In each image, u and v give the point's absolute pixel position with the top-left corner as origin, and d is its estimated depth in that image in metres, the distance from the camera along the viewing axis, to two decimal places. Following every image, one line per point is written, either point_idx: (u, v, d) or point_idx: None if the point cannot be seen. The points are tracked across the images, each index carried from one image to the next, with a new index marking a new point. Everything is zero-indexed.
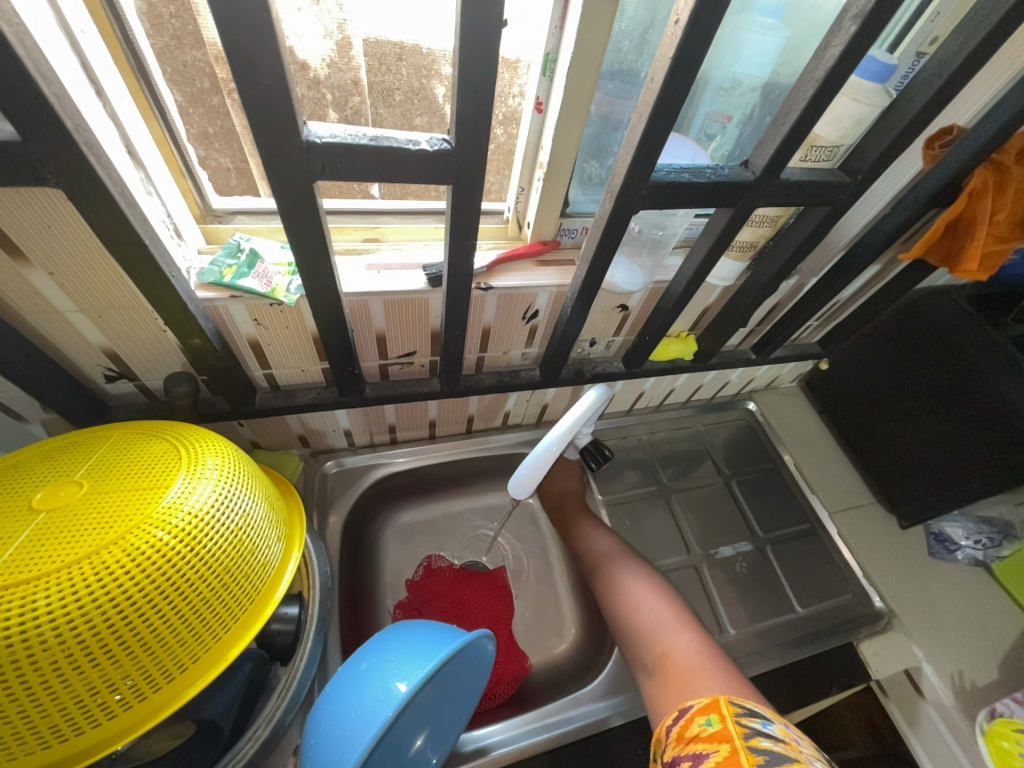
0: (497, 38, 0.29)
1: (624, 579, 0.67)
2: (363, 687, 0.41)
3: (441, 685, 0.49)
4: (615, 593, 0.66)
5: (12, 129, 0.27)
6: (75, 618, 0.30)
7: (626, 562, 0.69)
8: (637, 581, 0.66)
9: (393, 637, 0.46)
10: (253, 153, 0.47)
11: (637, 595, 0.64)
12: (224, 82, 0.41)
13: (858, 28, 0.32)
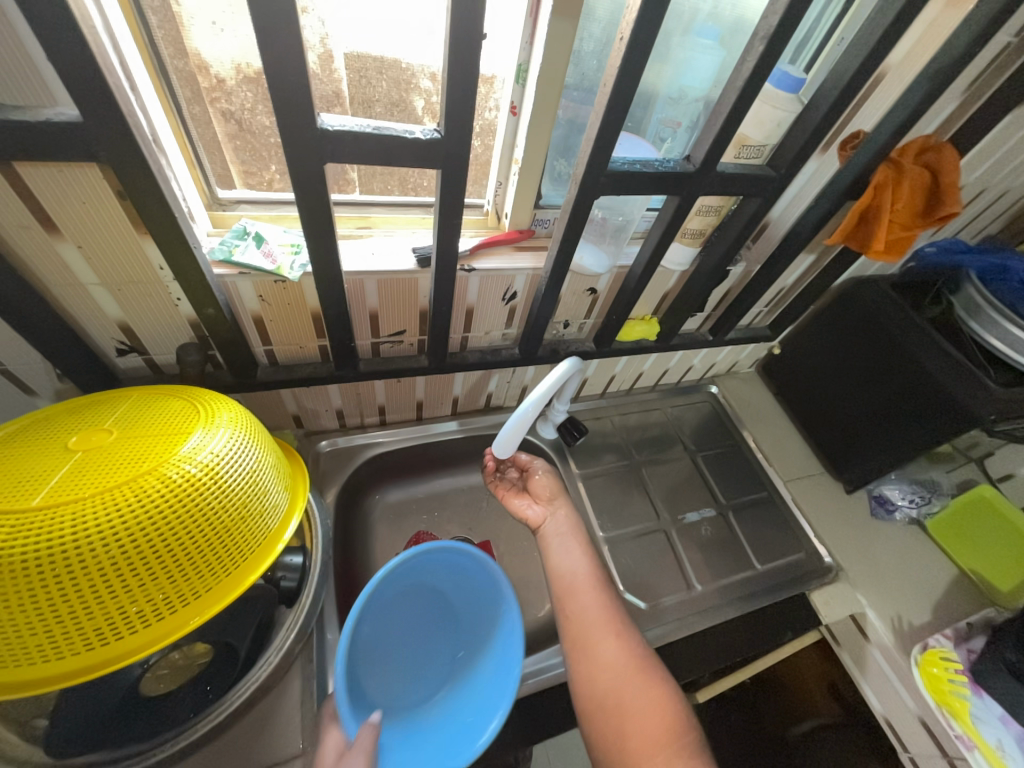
0: (476, 51, 0.36)
1: (622, 654, 0.59)
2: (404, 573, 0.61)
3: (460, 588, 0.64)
4: (615, 672, 0.57)
5: (76, 114, 0.33)
6: (121, 534, 0.34)
7: (636, 645, 0.60)
8: (639, 669, 0.57)
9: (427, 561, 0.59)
10: (231, 159, 0.54)
11: (640, 694, 0.55)
12: (205, 92, 0.48)
13: (765, 46, 0.41)
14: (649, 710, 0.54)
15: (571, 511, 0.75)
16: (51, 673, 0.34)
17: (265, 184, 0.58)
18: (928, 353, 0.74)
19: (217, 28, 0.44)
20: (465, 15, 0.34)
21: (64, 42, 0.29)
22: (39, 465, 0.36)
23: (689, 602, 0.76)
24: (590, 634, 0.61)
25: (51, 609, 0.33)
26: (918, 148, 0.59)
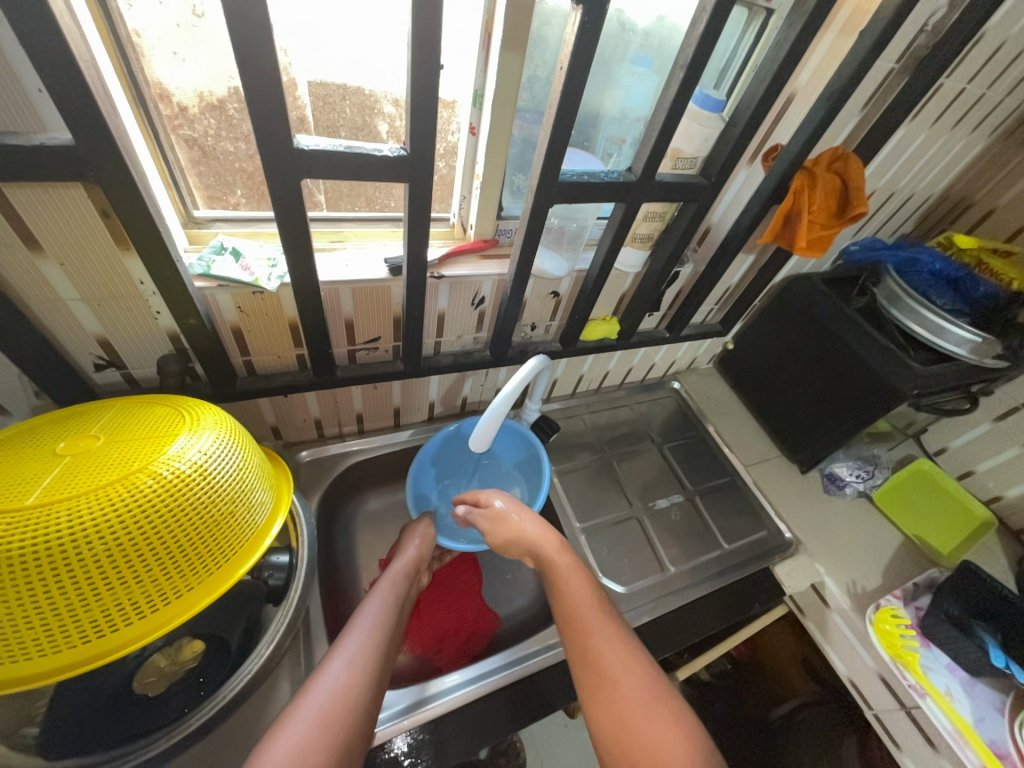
0: (434, 79, 0.41)
1: (634, 694, 0.49)
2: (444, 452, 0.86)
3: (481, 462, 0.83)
4: (627, 721, 0.47)
5: (68, 139, 0.36)
6: (113, 530, 0.36)
7: (647, 680, 0.50)
8: (658, 711, 0.47)
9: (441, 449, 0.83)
10: (195, 183, 0.56)
11: (660, 742, 0.45)
12: (168, 120, 0.50)
13: (684, 73, 0.48)
14: (673, 766, 0.43)
15: (554, 536, 0.65)
16: (47, 667, 0.35)
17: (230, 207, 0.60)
18: (856, 338, 0.83)
19: (179, 58, 0.47)
20: (424, 49, 0.39)
21: (59, 72, 0.32)
22: (30, 469, 0.38)
23: (662, 583, 0.80)
24: (599, 676, 0.51)
25: (49, 602, 0.34)
26: (829, 158, 0.67)
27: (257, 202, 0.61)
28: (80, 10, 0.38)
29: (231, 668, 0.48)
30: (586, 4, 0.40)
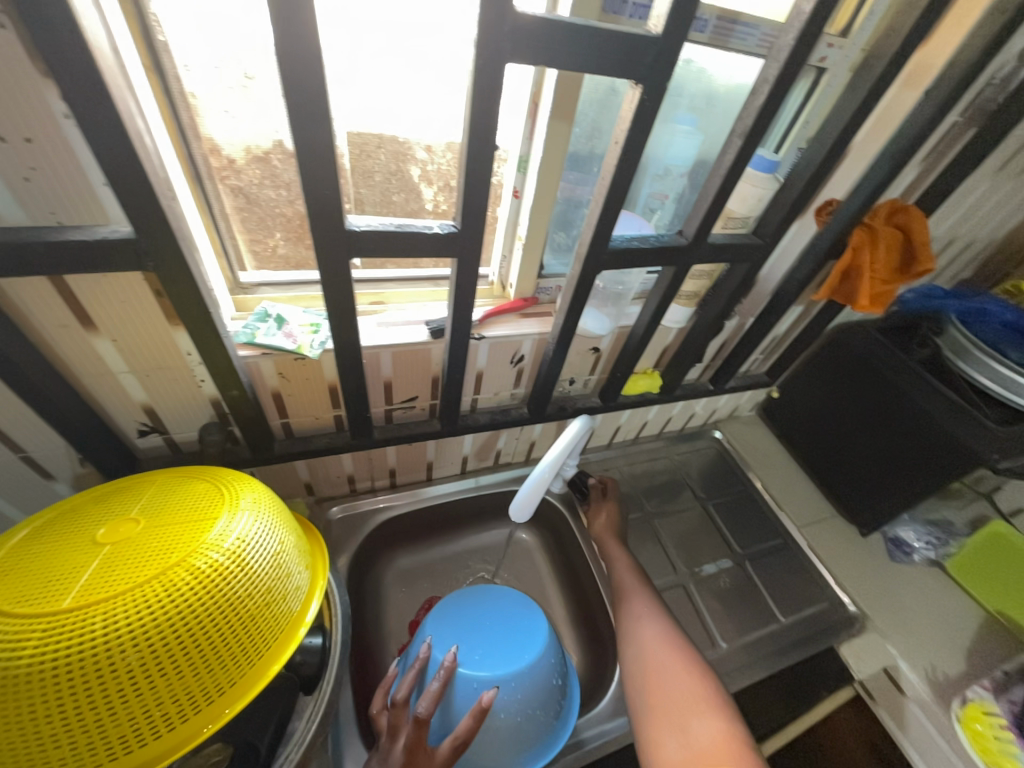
0: (488, 159, 0.40)
1: (648, 621, 0.66)
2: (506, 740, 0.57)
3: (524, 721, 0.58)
4: (645, 644, 0.63)
5: (130, 230, 0.36)
6: (152, 632, 0.34)
7: (665, 629, 0.64)
8: (659, 626, 0.65)
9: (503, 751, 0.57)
10: (237, 230, 0.56)
11: (667, 659, 0.60)
12: (217, 170, 0.50)
13: (742, 141, 0.46)
14: (676, 677, 0.58)
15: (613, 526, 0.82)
16: None
17: (269, 251, 0.59)
18: (921, 392, 0.77)
19: (231, 115, 0.47)
20: (480, 133, 0.38)
21: (128, 172, 0.33)
22: (69, 562, 0.36)
23: (714, 664, 0.73)
24: (625, 608, 0.69)
25: (79, 717, 0.32)
26: (888, 210, 0.63)
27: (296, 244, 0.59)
28: (145, 101, 0.40)
29: None
30: (647, 82, 0.39)
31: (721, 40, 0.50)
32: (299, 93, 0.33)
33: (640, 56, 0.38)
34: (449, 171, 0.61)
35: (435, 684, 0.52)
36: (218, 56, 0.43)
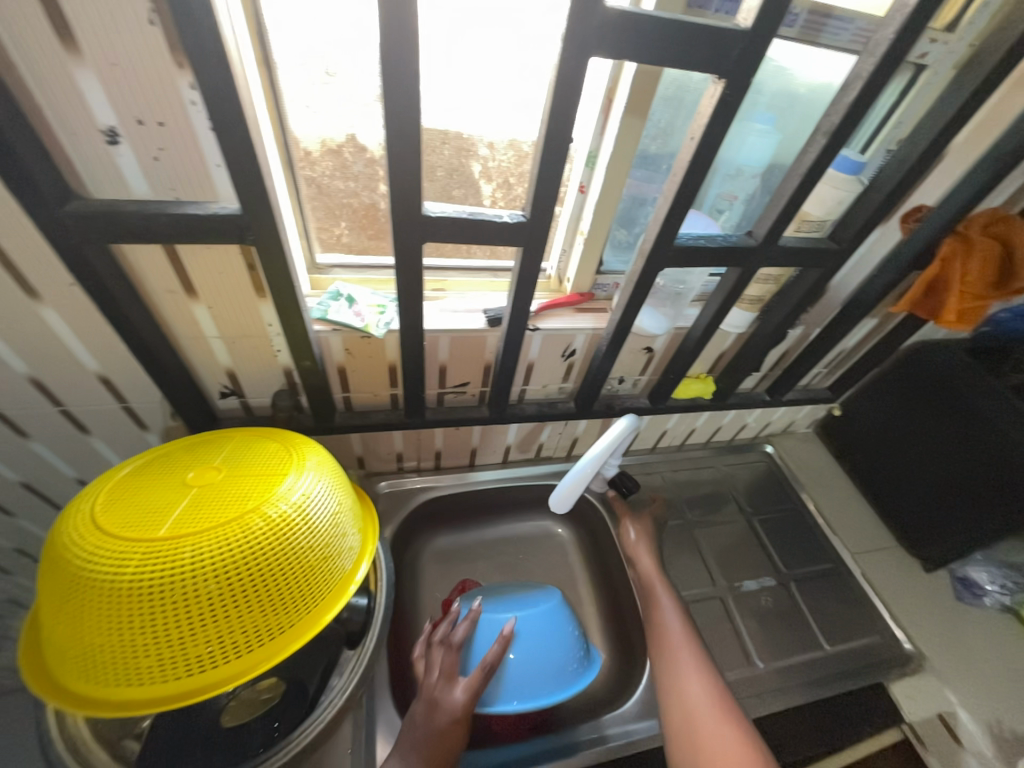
0: (562, 152, 0.41)
1: (697, 685, 0.60)
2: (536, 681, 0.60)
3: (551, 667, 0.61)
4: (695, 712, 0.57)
5: (237, 208, 0.40)
6: (230, 567, 0.38)
7: (717, 697, 0.58)
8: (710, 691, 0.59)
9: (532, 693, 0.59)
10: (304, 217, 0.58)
11: (720, 732, 0.55)
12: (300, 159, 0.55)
13: (826, 140, 0.44)
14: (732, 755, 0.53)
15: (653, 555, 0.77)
16: (156, 694, 0.37)
17: (334, 239, 0.63)
18: (1010, 419, 0.71)
19: (310, 111, 0.52)
20: (557, 126, 0.39)
21: (240, 155, 0.37)
22: (162, 498, 0.41)
23: (750, 683, 0.71)
24: (669, 664, 0.63)
25: (165, 633, 0.36)
26: (984, 220, 0.58)
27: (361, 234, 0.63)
28: (256, 92, 0.44)
29: (305, 710, 0.48)
30: (730, 78, 0.39)
31: (810, 36, 0.48)
32: (392, 85, 0.35)
33: (726, 51, 0.37)
34: (509, 169, 0.62)
35: (466, 622, 0.61)
36: (305, 55, 0.47)
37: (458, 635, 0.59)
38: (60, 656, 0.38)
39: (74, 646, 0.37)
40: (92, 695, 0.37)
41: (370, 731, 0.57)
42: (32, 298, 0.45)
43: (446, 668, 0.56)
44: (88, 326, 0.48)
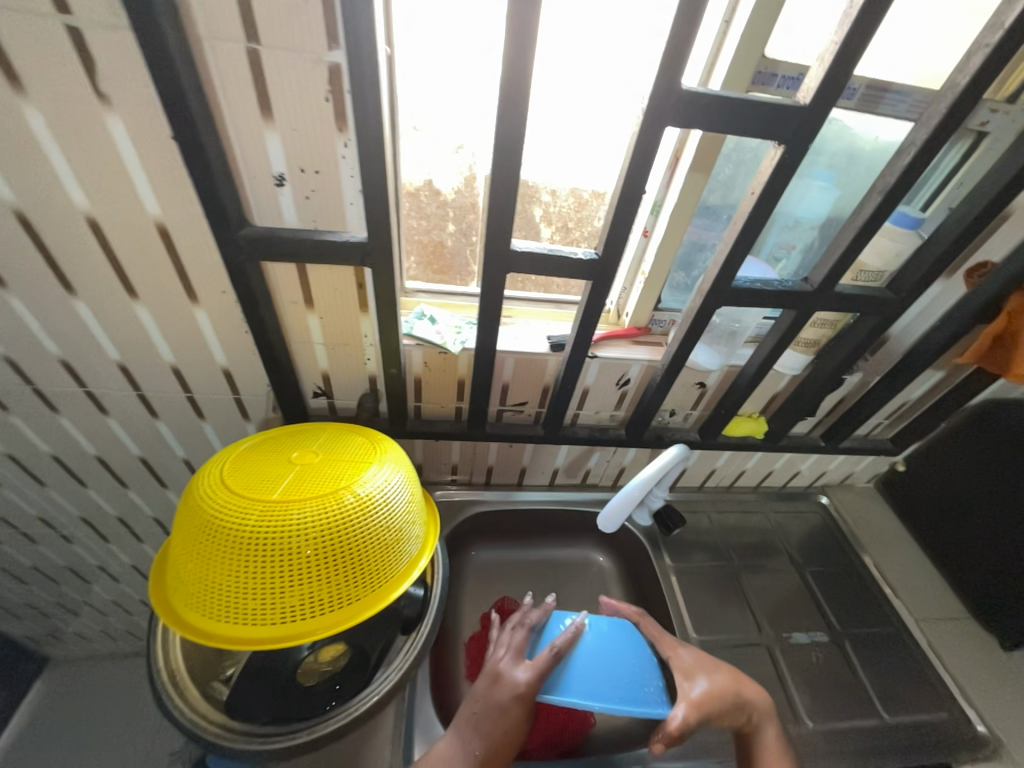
0: (634, 200, 0.48)
1: None
2: (603, 683, 0.60)
3: (625, 679, 0.61)
4: None
5: (362, 238, 0.50)
6: (325, 534, 0.44)
7: None
8: None
9: (602, 694, 0.59)
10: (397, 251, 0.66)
11: None
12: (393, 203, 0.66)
13: (882, 197, 0.48)
14: None
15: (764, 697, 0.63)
16: (254, 635, 0.44)
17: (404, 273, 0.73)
18: None
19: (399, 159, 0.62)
20: (631, 182, 0.46)
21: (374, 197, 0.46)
22: (273, 470, 0.49)
23: (798, 741, 0.67)
24: None
25: (267, 582, 0.43)
26: None
27: (427, 270, 0.74)
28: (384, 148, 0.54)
29: (364, 681, 0.54)
30: (790, 143, 0.44)
31: (868, 105, 0.53)
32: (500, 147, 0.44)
33: (785, 123, 0.43)
34: (569, 213, 0.70)
35: (541, 610, 0.65)
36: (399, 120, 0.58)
37: (532, 619, 0.64)
38: (183, 590, 0.45)
39: (197, 582, 0.44)
40: (203, 628, 0.44)
41: (409, 727, 0.59)
42: (193, 301, 0.56)
43: (516, 646, 0.61)
44: (226, 326, 0.59)
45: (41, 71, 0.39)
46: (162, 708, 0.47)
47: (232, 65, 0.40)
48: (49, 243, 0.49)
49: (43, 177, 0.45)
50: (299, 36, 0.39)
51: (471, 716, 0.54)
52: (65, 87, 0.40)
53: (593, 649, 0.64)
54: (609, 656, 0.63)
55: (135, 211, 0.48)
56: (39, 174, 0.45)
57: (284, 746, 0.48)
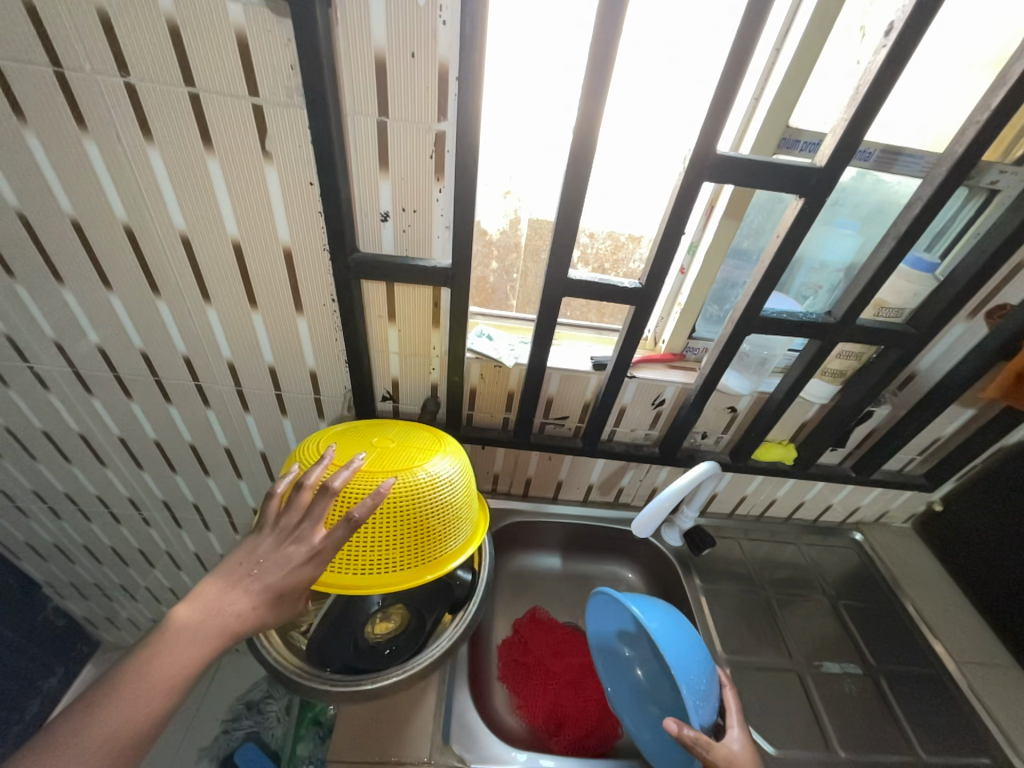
0: (674, 240, 0.56)
1: None
2: (689, 670, 0.62)
3: (697, 680, 0.62)
4: None
5: (447, 264, 0.60)
6: (398, 503, 0.53)
7: None
8: None
9: (686, 678, 0.61)
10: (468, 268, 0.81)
11: None
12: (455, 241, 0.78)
13: (895, 242, 0.55)
14: None
15: None
16: (332, 578, 0.53)
17: None
18: None
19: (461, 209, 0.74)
20: (672, 226, 0.55)
21: (460, 233, 0.57)
22: (358, 445, 0.59)
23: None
24: None
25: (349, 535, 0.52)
26: None
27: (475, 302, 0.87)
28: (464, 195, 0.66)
29: (418, 647, 0.62)
30: (809, 196, 0.52)
31: (884, 166, 0.59)
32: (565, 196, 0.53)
33: (805, 179, 0.52)
34: (605, 254, 0.82)
35: (369, 499, 0.47)
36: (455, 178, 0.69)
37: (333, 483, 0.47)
38: None
39: None
40: None
41: (448, 708, 0.65)
42: (298, 310, 0.67)
43: (312, 511, 0.47)
44: (320, 334, 0.70)
45: (226, 135, 0.53)
46: (256, 649, 0.59)
47: (364, 131, 0.52)
48: (201, 261, 0.63)
49: (210, 210, 0.58)
50: (417, 111, 0.51)
51: (242, 571, 0.45)
52: (240, 145, 0.53)
53: (673, 640, 0.63)
54: (686, 656, 0.63)
55: (269, 237, 0.60)
56: (207, 207, 0.58)
57: (350, 690, 0.57)
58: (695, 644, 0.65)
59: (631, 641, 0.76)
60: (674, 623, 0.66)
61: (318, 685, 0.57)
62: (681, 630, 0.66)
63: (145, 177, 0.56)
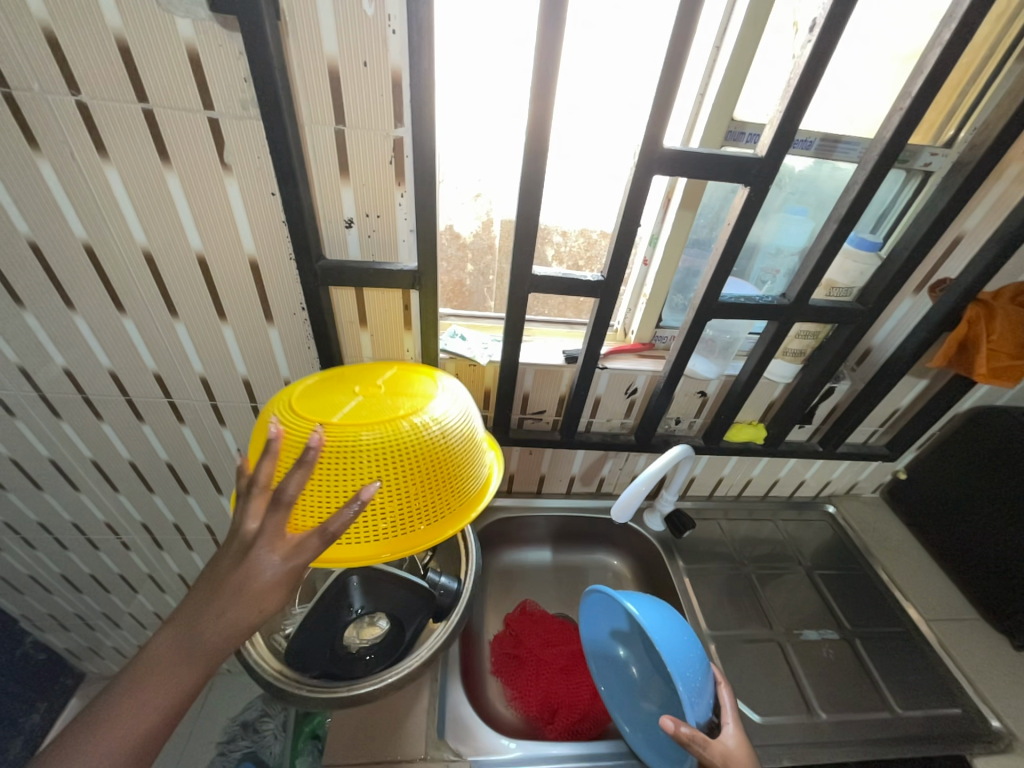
0: (631, 232, 0.59)
1: None
2: (684, 665, 0.61)
3: (693, 675, 0.61)
4: None
5: (413, 266, 0.61)
6: (389, 459, 0.52)
7: None
8: None
9: (682, 674, 0.60)
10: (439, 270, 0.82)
11: None
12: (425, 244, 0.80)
13: (838, 225, 0.58)
14: None
15: None
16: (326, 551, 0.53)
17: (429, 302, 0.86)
18: None
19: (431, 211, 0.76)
20: (628, 220, 0.58)
21: (424, 235, 0.58)
22: (339, 399, 0.57)
23: (811, 729, 0.70)
24: None
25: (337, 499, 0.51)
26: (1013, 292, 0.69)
27: (448, 304, 0.88)
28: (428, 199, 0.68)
29: (399, 655, 0.62)
30: (754, 184, 0.55)
31: (827, 152, 0.63)
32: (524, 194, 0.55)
33: (749, 169, 0.54)
34: (578, 251, 0.84)
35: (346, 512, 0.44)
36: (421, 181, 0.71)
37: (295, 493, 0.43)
38: None
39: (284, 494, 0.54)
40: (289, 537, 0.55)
41: (441, 705, 0.66)
42: (268, 321, 0.68)
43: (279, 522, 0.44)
44: (293, 343, 0.70)
45: (183, 149, 0.53)
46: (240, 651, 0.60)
47: (323, 142, 0.53)
48: (166, 277, 0.63)
49: (172, 225, 0.58)
50: (374, 119, 0.52)
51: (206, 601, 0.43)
52: (198, 159, 0.54)
53: (667, 636, 0.63)
54: (681, 651, 0.62)
55: (234, 249, 0.61)
56: (168, 222, 0.58)
57: (327, 698, 0.57)
58: (687, 639, 0.65)
59: (624, 641, 0.75)
60: (668, 620, 0.66)
61: (295, 690, 0.58)
62: (674, 625, 0.65)
63: (103, 195, 0.56)
